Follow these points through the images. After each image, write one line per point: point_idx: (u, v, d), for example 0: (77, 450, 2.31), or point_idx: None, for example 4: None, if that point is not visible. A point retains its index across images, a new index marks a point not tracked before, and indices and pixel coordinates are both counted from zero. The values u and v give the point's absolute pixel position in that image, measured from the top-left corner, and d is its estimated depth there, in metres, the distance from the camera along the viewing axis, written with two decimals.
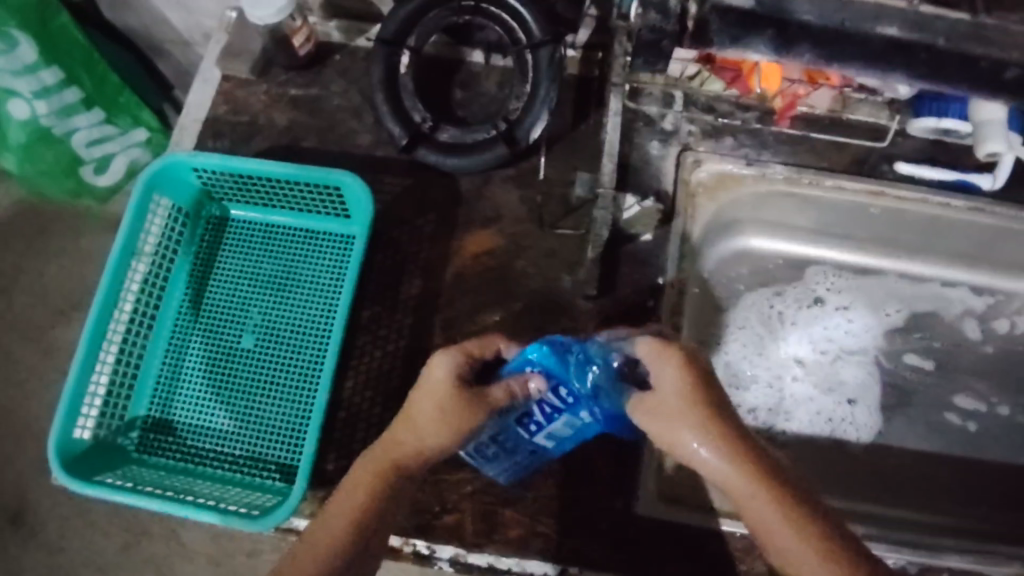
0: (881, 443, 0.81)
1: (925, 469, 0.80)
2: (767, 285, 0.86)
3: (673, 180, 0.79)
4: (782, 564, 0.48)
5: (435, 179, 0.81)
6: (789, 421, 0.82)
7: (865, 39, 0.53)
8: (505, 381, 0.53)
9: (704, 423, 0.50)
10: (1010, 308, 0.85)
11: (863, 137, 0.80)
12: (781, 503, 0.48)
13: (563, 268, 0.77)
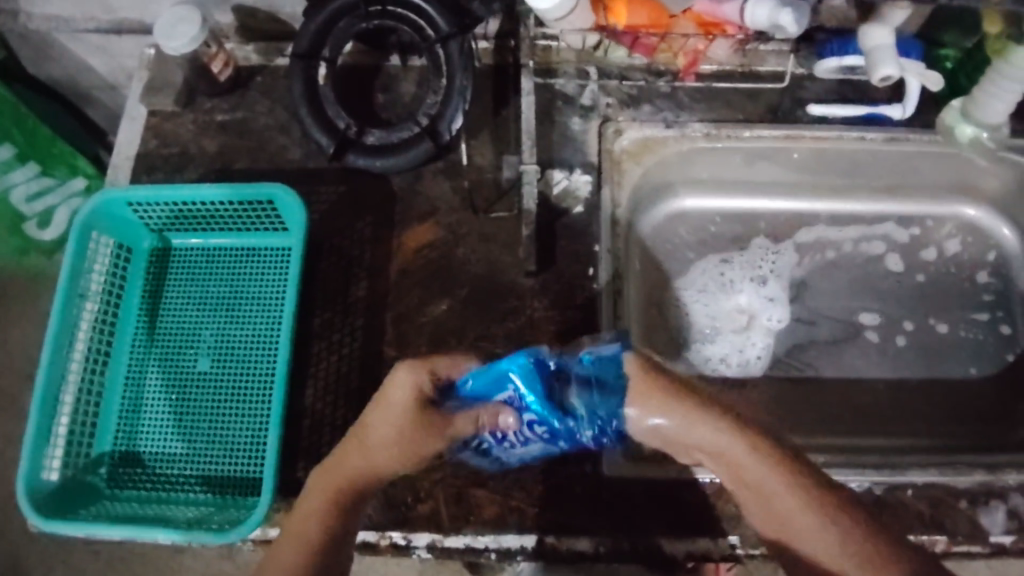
0: (844, 378, 0.82)
1: (884, 395, 0.82)
2: (715, 252, 0.87)
3: (597, 151, 0.81)
4: (776, 528, 0.50)
5: (369, 183, 0.82)
6: (757, 365, 0.83)
7: None
8: (473, 413, 0.57)
9: (677, 406, 0.54)
10: (939, 234, 0.87)
11: (768, 82, 0.83)
12: (770, 460, 0.51)
13: (504, 250, 0.79)
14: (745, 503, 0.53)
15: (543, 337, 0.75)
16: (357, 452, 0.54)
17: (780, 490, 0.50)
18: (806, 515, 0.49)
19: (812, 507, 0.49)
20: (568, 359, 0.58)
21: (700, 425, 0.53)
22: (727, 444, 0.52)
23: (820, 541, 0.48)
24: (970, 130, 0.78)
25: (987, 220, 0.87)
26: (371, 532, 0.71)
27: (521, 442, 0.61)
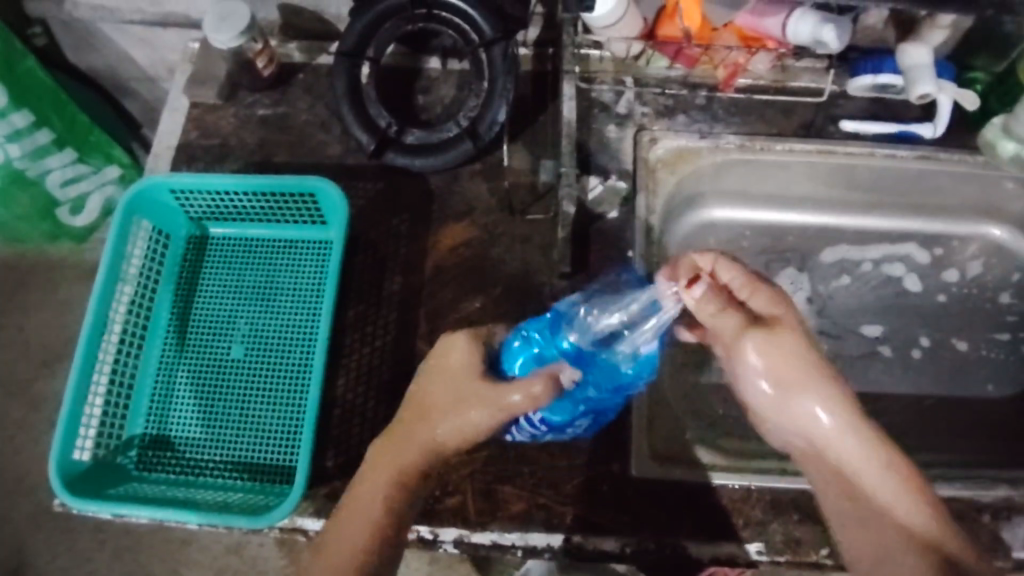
0: (867, 393, 0.83)
1: (908, 409, 0.82)
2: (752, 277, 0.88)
3: (632, 158, 0.83)
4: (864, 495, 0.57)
5: (406, 181, 0.83)
6: None
7: None
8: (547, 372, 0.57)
9: (794, 360, 0.58)
10: (965, 253, 0.88)
11: (805, 96, 0.85)
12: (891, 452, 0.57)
13: (538, 251, 0.80)
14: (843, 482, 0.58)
15: None
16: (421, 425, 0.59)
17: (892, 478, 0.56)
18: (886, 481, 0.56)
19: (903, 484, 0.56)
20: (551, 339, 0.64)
21: (813, 397, 0.58)
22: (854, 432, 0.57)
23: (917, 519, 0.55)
24: (1011, 146, 0.79)
25: (1016, 244, 0.87)
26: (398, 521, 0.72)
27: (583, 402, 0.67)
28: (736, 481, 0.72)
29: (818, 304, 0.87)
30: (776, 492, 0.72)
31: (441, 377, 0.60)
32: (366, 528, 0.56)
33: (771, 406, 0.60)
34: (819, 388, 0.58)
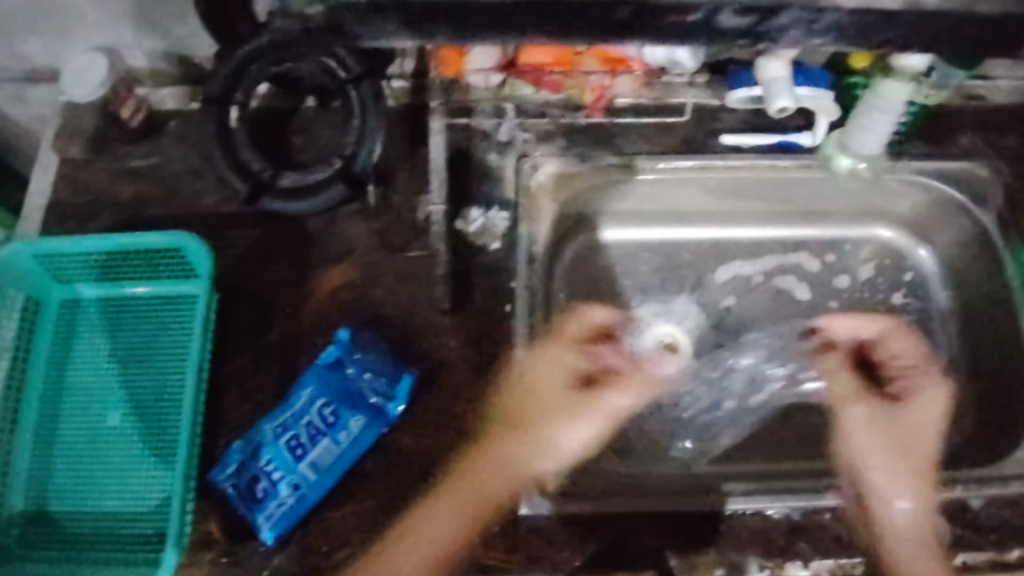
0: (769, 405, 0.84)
1: (812, 421, 0.82)
2: (651, 295, 0.87)
3: (514, 188, 0.81)
4: None
5: (283, 226, 0.81)
6: (701, 409, 0.83)
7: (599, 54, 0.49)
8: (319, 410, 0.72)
9: None
10: (857, 258, 0.89)
11: (665, 116, 0.85)
12: None
13: (420, 290, 0.78)
14: None
15: (461, 377, 0.75)
16: None
17: None
18: None
19: None
20: (339, 370, 0.74)
21: None
22: None
23: None
24: (845, 163, 0.82)
25: (903, 244, 0.89)
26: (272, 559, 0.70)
27: (320, 427, 0.72)
28: (632, 507, 0.71)
29: (715, 316, 0.87)
30: (669, 515, 0.70)
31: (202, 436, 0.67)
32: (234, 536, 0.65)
33: None
34: None
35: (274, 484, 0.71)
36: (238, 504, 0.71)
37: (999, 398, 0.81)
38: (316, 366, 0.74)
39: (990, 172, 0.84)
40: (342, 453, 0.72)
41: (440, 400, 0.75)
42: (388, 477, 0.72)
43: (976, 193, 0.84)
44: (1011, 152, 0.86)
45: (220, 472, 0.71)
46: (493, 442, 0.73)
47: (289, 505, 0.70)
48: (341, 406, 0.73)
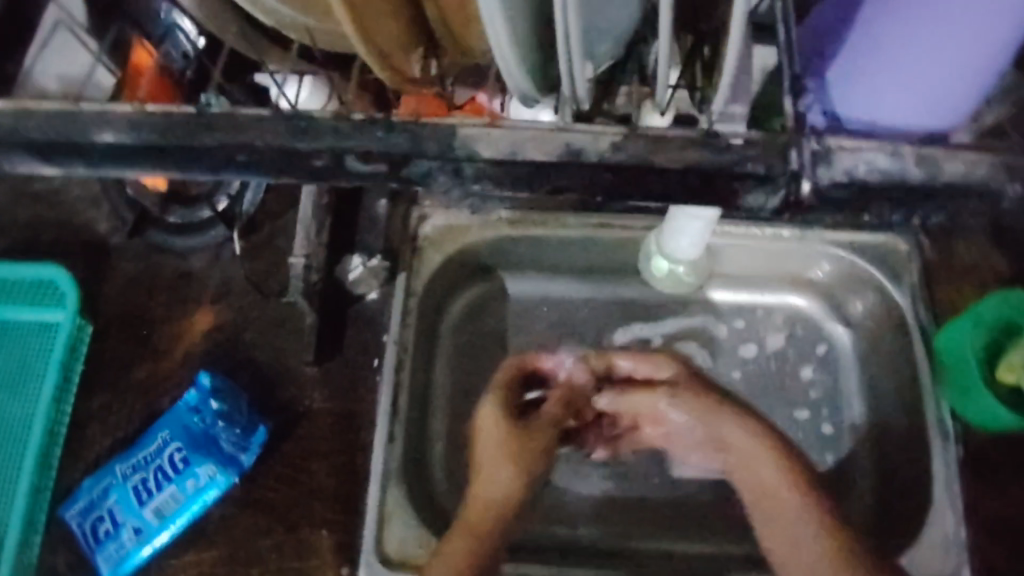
0: (659, 479, 0.78)
1: (701, 502, 0.77)
2: (542, 350, 0.82)
3: (401, 237, 0.79)
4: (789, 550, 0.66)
5: (166, 261, 0.80)
6: (579, 476, 0.78)
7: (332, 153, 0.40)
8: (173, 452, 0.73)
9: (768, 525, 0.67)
10: (770, 323, 0.85)
11: None
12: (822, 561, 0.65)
13: (292, 337, 0.77)
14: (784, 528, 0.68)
15: (321, 430, 0.75)
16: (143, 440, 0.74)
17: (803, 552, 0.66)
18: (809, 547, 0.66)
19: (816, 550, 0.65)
20: (202, 413, 0.73)
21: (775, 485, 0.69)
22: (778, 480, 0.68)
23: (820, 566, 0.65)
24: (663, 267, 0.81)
25: (817, 313, 0.85)
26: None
27: (168, 474, 0.73)
28: None
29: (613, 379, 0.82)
30: None
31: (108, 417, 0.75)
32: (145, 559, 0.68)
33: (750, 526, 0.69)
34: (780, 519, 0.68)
35: (120, 521, 0.73)
36: (83, 542, 0.73)
37: (903, 497, 0.76)
38: (182, 404, 0.74)
39: (908, 247, 0.81)
40: (187, 500, 0.72)
41: (294, 451, 0.75)
42: (232, 525, 0.73)
43: (890, 270, 0.80)
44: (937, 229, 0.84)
45: (68, 508, 0.74)
46: (340, 500, 0.73)
47: (128, 544, 0.72)
48: (197, 451, 0.73)
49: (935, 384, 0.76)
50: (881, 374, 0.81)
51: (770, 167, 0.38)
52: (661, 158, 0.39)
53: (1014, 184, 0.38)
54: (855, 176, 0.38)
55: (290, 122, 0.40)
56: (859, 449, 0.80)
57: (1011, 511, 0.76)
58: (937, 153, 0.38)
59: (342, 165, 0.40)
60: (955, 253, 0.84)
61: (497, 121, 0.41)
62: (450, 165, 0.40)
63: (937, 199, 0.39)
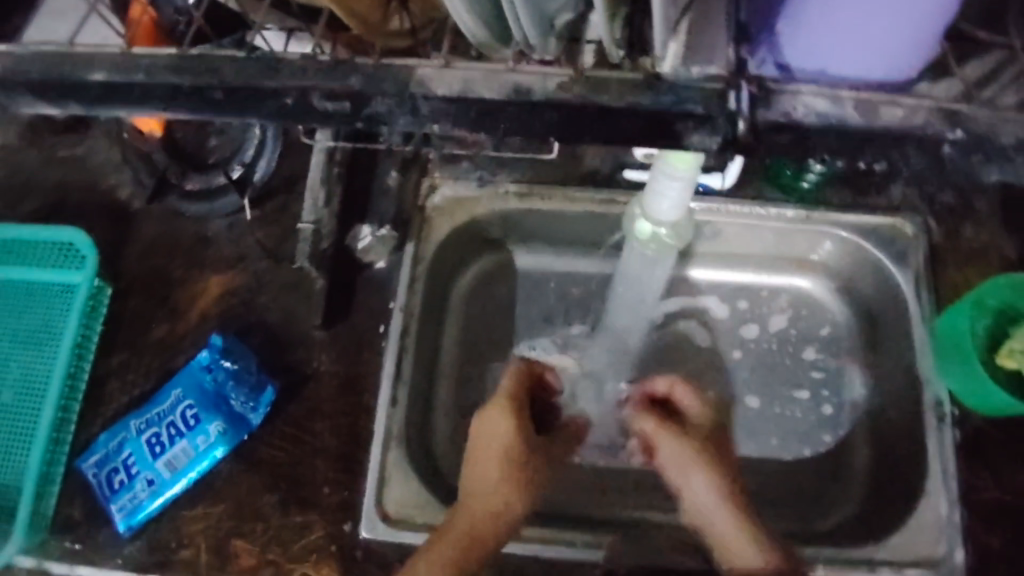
0: None
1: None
2: (547, 326, 0.85)
3: (410, 207, 0.81)
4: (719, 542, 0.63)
5: (185, 227, 0.83)
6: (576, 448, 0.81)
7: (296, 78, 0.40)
8: (185, 407, 0.76)
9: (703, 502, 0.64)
10: (774, 305, 0.86)
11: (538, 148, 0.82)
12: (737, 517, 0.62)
13: (301, 302, 0.80)
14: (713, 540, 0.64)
15: (324, 392, 0.77)
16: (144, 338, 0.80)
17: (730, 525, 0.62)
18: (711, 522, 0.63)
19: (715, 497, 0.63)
20: (212, 370, 0.76)
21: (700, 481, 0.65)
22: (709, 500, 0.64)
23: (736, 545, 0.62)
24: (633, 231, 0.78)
25: (823, 295, 0.85)
26: (123, 549, 0.74)
27: (180, 429, 0.75)
28: None
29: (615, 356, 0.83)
30: (507, 556, 0.71)
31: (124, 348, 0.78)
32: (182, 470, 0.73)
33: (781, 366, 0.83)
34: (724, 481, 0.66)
35: (134, 474, 0.75)
36: (98, 492, 0.75)
37: (900, 480, 0.75)
38: (195, 362, 0.77)
39: (915, 231, 0.79)
40: (197, 454, 0.74)
41: (299, 412, 0.77)
42: (240, 482, 0.75)
43: (895, 251, 0.79)
44: (947, 208, 0.81)
45: (85, 461, 0.76)
46: (344, 460, 0.75)
47: (141, 496, 0.74)
48: (207, 406, 0.75)
49: (934, 367, 0.76)
50: (885, 355, 0.81)
51: (708, 107, 0.37)
52: (606, 101, 0.38)
53: (950, 130, 0.37)
54: (792, 118, 0.38)
55: (257, 64, 0.40)
56: (858, 430, 0.81)
57: (1012, 498, 0.73)
58: (875, 99, 0.37)
59: (309, 104, 0.40)
60: (964, 234, 0.81)
61: (454, 63, 0.39)
62: (407, 105, 0.39)
63: (872, 148, 0.38)
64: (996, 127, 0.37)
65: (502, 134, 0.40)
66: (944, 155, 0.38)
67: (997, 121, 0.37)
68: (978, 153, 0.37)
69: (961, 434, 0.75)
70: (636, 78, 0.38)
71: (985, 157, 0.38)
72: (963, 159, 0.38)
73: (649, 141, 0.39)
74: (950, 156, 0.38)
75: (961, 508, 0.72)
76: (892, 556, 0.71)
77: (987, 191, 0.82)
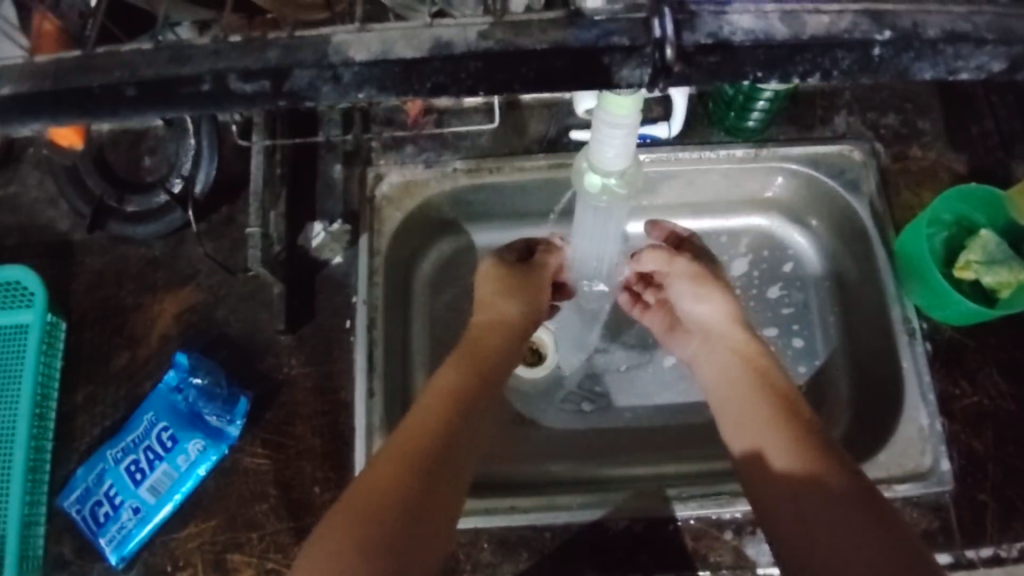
0: (636, 409, 0.80)
1: (679, 427, 0.80)
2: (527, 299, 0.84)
3: (359, 199, 0.80)
4: (741, 417, 0.64)
5: (133, 250, 0.81)
6: (557, 416, 0.80)
7: (207, 64, 0.38)
8: (161, 430, 0.74)
9: (730, 370, 0.68)
10: (736, 249, 0.86)
11: (478, 122, 0.81)
12: (771, 396, 0.64)
13: (262, 310, 0.79)
14: (730, 413, 0.65)
15: (299, 395, 0.76)
16: (107, 368, 0.78)
17: (760, 399, 0.64)
18: (757, 398, 0.64)
19: (746, 367, 0.67)
20: (186, 388, 0.74)
21: (736, 360, 0.68)
22: (745, 378, 0.66)
23: (758, 416, 0.63)
24: None
25: (781, 231, 0.86)
26: None
27: (159, 452, 0.74)
28: (470, 523, 0.71)
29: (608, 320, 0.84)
30: (505, 530, 0.71)
31: (105, 382, 0.78)
32: (187, 487, 0.73)
33: (757, 310, 0.84)
34: (744, 360, 0.68)
35: (119, 502, 0.73)
36: (84, 528, 0.74)
37: (881, 399, 0.76)
38: (167, 381, 0.75)
39: (862, 155, 0.80)
40: (181, 475, 0.73)
41: (277, 418, 0.75)
42: (226, 496, 0.73)
43: (846, 179, 0.80)
44: (891, 132, 0.82)
45: (66, 498, 0.74)
46: (330, 460, 0.74)
47: (131, 523, 0.72)
48: (186, 425, 0.74)
49: (898, 286, 0.76)
50: (850, 280, 0.81)
51: (633, 38, 0.36)
52: (526, 42, 0.37)
53: (879, 32, 0.36)
54: (719, 39, 0.36)
55: (167, 52, 0.38)
56: (834, 357, 0.81)
57: (988, 402, 0.75)
58: (798, 7, 0.36)
59: (224, 89, 0.38)
60: (911, 154, 0.82)
61: (369, 25, 0.38)
62: (326, 74, 0.37)
63: (804, 57, 0.37)
64: (920, 21, 0.37)
65: (431, 94, 0.38)
66: (873, 56, 0.37)
67: (920, 14, 0.37)
68: (907, 49, 0.37)
69: (933, 346, 0.76)
70: (557, 16, 0.37)
71: (915, 53, 0.37)
72: (893, 59, 0.37)
73: (581, 79, 0.38)
74: (879, 56, 0.37)
75: (941, 418, 0.74)
76: (882, 474, 0.72)
77: (927, 110, 0.83)
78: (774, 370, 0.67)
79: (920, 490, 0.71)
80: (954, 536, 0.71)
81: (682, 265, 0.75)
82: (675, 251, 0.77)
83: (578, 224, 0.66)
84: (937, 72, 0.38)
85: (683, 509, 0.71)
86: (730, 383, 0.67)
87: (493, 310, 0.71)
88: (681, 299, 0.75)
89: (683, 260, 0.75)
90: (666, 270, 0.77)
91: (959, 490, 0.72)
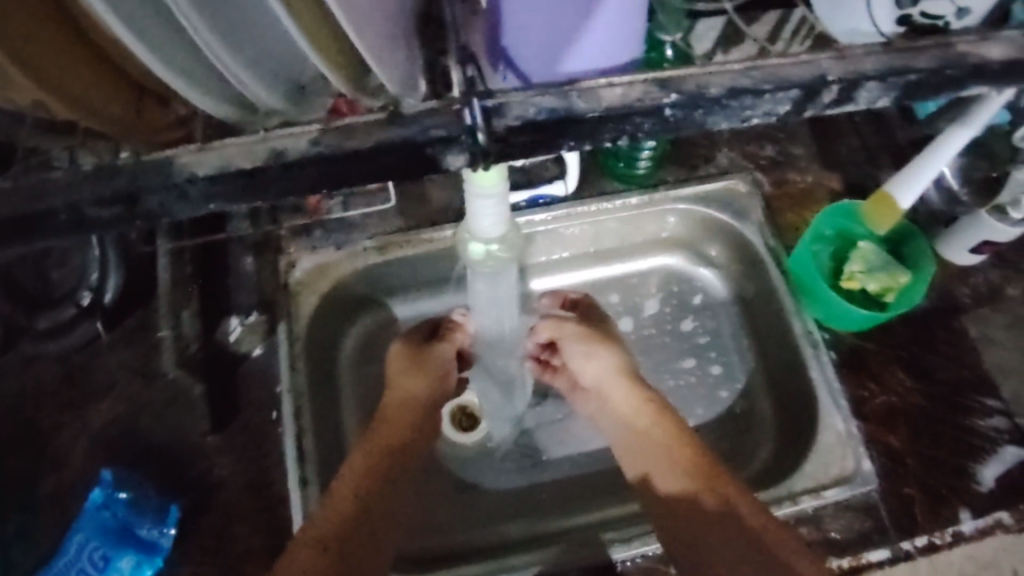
0: (572, 457, 0.82)
1: (615, 469, 0.82)
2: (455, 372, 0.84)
3: (272, 289, 0.82)
4: (635, 455, 0.70)
5: (50, 369, 0.81)
6: (495, 477, 0.82)
7: (72, 192, 0.39)
8: (93, 551, 0.72)
9: (620, 412, 0.73)
10: (646, 289, 0.89)
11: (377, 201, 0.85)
12: (660, 429, 0.70)
13: (187, 413, 0.79)
14: (624, 450, 0.72)
15: (233, 494, 0.76)
16: (34, 493, 0.77)
17: (652, 437, 0.70)
18: (647, 434, 0.70)
19: (636, 403, 0.72)
20: (115, 505, 0.73)
21: (626, 402, 0.73)
22: (634, 416, 0.72)
23: (647, 453, 0.70)
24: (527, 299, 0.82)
25: (684, 266, 0.89)
26: None
27: (92, 574, 0.72)
28: None
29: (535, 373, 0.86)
30: None
31: (34, 507, 0.77)
32: None
33: (673, 346, 0.87)
34: (636, 402, 0.72)
35: None
36: None
37: (798, 415, 0.80)
38: (94, 499, 0.73)
39: (748, 186, 0.84)
40: None
41: (213, 520, 0.75)
42: None
43: (734, 211, 0.84)
44: (770, 161, 0.87)
45: None
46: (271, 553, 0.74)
47: None
48: (118, 542, 0.72)
49: (795, 302, 0.80)
50: (756, 304, 0.85)
51: (448, 129, 0.39)
52: (375, 139, 0.39)
53: (665, 97, 0.39)
54: (527, 120, 0.39)
55: (24, 189, 0.39)
56: (753, 378, 0.85)
57: (897, 399, 0.79)
58: (593, 84, 0.39)
59: (93, 213, 0.40)
60: (791, 179, 0.87)
61: (208, 144, 0.40)
62: (175, 192, 0.39)
63: (609, 127, 0.40)
64: (702, 82, 0.40)
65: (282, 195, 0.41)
66: (668, 118, 0.40)
67: (701, 77, 0.40)
68: (695, 108, 0.40)
69: (838, 354, 0.80)
70: (379, 116, 0.39)
71: (704, 111, 0.40)
72: (686, 118, 0.40)
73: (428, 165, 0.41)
74: (672, 119, 0.40)
75: (857, 422, 0.77)
76: (811, 484, 0.75)
77: (800, 136, 0.88)
78: (661, 406, 0.72)
79: (848, 493, 0.73)
80: (889, 531, 0.73)
81: (569, 328, 0.76)
82: (565, 314, 0.77)
83: (473, 292, 0.67)
84: (732, 122, 0.41)
85: (621, 552, 0.72)
86: (624, 425, 0.72)
87: (403, 388, 0.73)
88: (572, 359, 0.77)
89: (569, 323, 0.76)
90: (558, 333, 0.77)
91: (885, 489, 0.75)
